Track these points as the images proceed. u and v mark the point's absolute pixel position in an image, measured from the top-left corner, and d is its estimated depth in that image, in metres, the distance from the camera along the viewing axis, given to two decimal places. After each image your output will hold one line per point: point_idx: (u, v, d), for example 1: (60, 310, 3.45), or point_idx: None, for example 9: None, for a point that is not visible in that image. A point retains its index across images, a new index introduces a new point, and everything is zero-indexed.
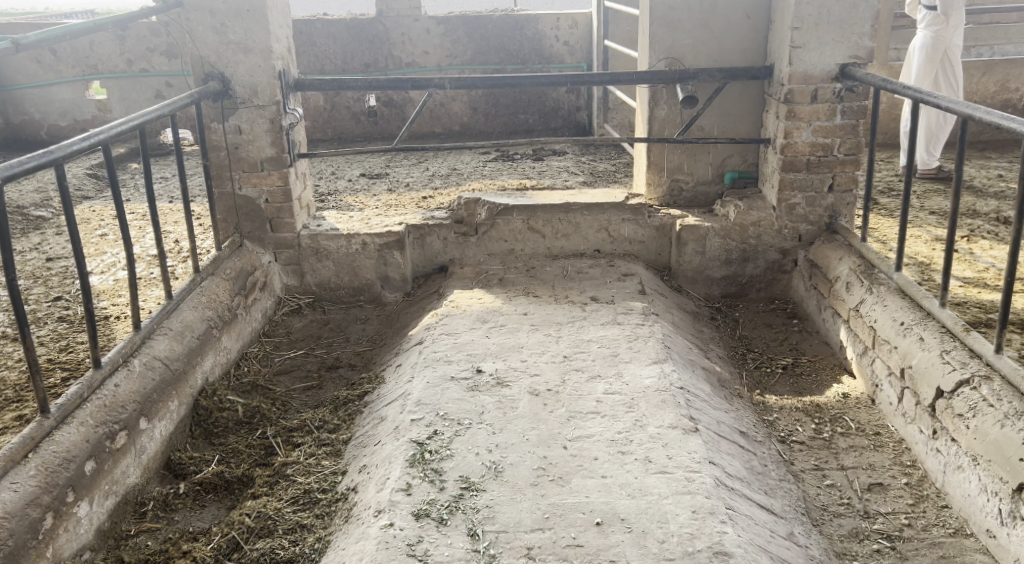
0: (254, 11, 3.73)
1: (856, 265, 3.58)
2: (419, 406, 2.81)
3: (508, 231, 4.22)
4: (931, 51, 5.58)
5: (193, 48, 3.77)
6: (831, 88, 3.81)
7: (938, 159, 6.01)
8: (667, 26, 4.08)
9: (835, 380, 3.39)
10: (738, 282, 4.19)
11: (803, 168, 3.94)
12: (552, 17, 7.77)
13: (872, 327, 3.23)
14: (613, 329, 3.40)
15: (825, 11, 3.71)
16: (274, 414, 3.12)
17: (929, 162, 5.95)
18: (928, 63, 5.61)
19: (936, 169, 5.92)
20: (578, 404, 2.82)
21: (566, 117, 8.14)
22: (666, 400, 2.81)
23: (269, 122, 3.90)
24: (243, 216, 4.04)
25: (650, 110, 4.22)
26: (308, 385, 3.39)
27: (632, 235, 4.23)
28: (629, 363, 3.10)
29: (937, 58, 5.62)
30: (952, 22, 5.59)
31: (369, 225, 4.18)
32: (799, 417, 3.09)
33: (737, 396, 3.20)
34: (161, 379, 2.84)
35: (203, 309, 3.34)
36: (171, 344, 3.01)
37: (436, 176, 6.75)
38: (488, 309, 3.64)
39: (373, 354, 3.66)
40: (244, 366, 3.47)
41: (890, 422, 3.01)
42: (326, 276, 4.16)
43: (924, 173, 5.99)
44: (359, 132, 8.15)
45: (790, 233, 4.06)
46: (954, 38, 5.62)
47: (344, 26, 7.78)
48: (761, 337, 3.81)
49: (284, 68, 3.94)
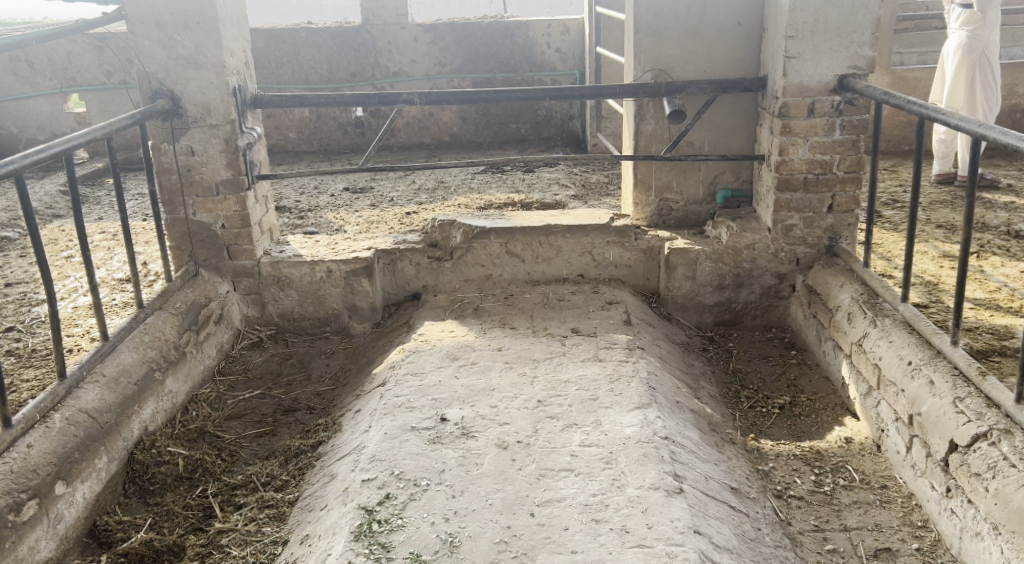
0: (204, 24, 3.45)
1: (858, 293, 3.29)
2: (373, 462, 2.53)
3: (485, 255, 3.93)
4: (971, 52, 5.28)
5: (139, 63, 3.49)
6: (829, 100, 3.53)
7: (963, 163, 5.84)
8: (653, 34, 3.80)
9: (837, 422, 3.09)
10: (732, 309, 3.89)
11: (800, 187, 3.65)
12: (544, 23, 7.48)
13: (877, 365, 2.94)
14: (593, 368, 3.10)
15: (822, 18, 3.43)
16: (218, 468, 2.85)
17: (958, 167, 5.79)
18: (965, 65, 5.32)
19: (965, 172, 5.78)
20: (550, 460, 2.52)
21: (559, 126, 7.85)
22: (648, 454, 2.51)
23: (223, 142, 3.62)
24: (198, 243, 3.77)
25: (635, 125, 3.94)
26: (259, 432, 3.11)
27: (618, 260, 3.94)
28: (609, 409, 2.79)
29: (976, 59, 5.31)
30: (989, 20, 5.28)
31: (336, 251, 3.89)
32: (797, 466, 2.80)
33: (729, 442, 2.91)
34: (86, 435, 2.56)
35: (144, 350, 3.06)
36: (102, 394, 2.73)
37: (422, 191, 6.46)
38: (459, 344, 3.34)
39: (334, 395, 3.37)
40: (192, 411, 3.20)
41: (898, 473, 2.72)
42: (289, 306, 3.88)
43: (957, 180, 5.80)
44: (345, 144, 7.87)
45: (787, 256, 3.77)
46: (992, 37, 5.31)
47: (329, 35, 7.52)
48: (756, 371, 3.52)
49: (240, 84, 3.66)
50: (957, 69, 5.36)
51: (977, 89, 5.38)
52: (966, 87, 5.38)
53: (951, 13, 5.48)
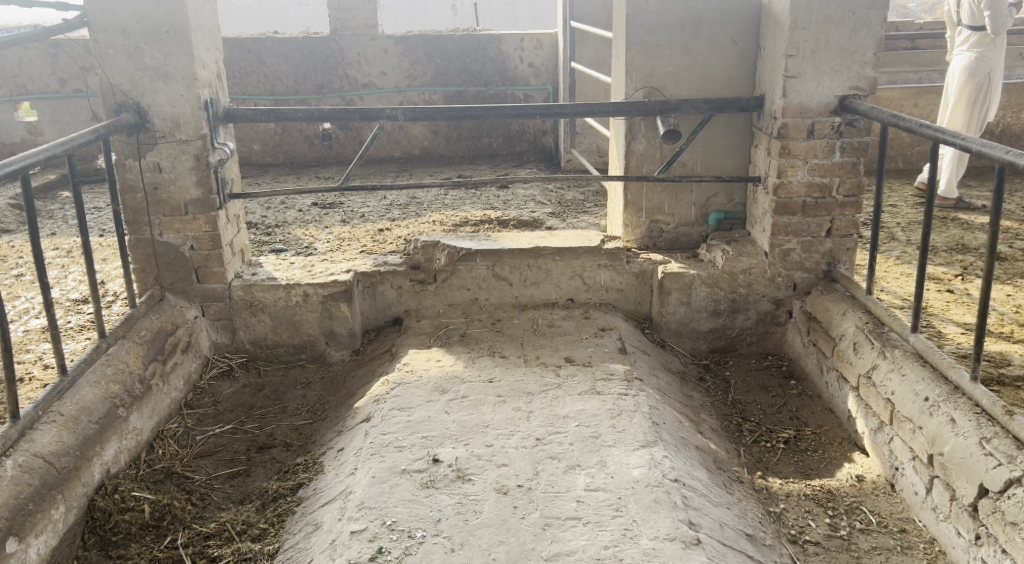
0: (174, 33, 3.23)
1: (862, 322, 3.16)
2: (362, 511, 2.33)
3: (471, 278, 3.74)
4: (976, 74, 5.29)
5: (102, 74, 3.26)
6: (829, 122, 3.42)
7: (955, 188, 5.73)
8: (645, 51, 3.66)
9: (846, 458, 2.97)
10: (726, 336, 3.75)
11: (799, 211, 3.53)
12: (516, 38, 7.33)
13: (889, 400, 2.81)
14: (592, 402, 2.92)
15: (824, 37, 3.32)
16: (189, 515, 2.63)
17: (946, 190, 5.70)
18: (971, 86, 5.32)
19: (952, 197, 5.68)
20: (554, 507, 2.34)
21: (531, 141, 7.69)
22: (659, 500, 2.35)
23: (193, 158, 3.39)
24: (164, 266, 3.53)
25: (627, 144, 3.78)
26: (233, 473, 2.90)
27: (609, 283, 3.77)
28: (614, 448, 2.62)
29: (981, 81, 5.33)
30: (998, 43, 5.29)
31: (313, 273, 3.68)
32: (810, 507, 2.66)
33: (737, 481, 2.75)
34: (42, 483, 2.34)
35: (106, 385, 2.83)
36: (59, 436, 2.50)
37: (394, 206, 6.23)
38: (448, 375, 3.14)
39: (313, 429, 3.16)
40: (159, 449, 2.98)
41: (916, 515, 2.60)
42: (262, 332, 3.65)
43: (942, 202, 5.74)
44: (313, 156, 7.63)
45: (784, 281, 3.64)
46: (998, 61, 5.32)
47: (296, 46, 7.29)
48: (756, 402, 3.38)
49: (211, 97, 3.44)
50: (963, 90, 5.35)
51: (976, 111, 5.41)
52: (967, 107, 5.38)
53: (956, 35, 5.50)
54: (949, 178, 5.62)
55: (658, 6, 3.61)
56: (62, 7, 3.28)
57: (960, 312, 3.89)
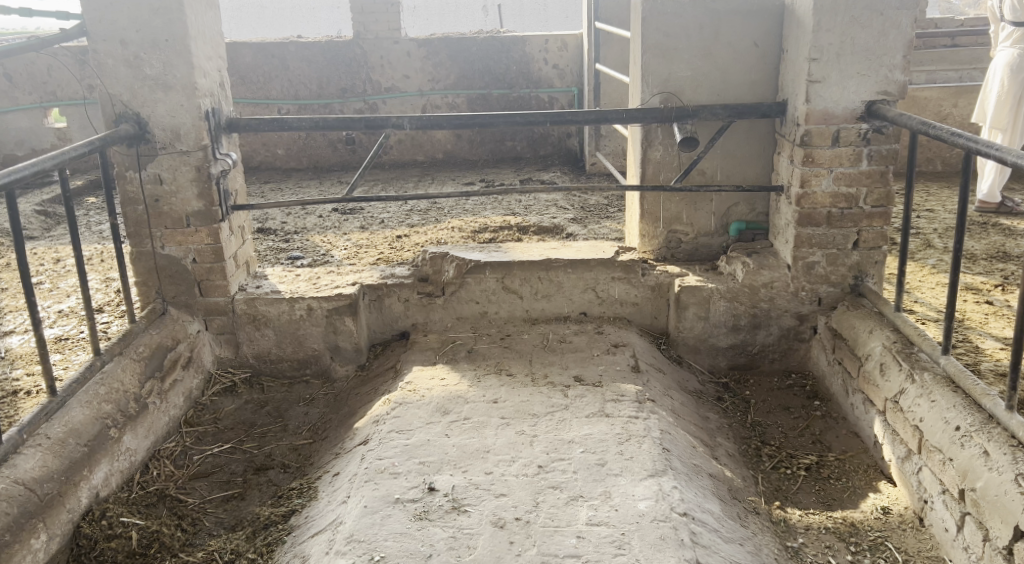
0: (173, 41, 3.14)
1: (889, 341, 2.98)
2: (350, 544, 2.22)
3: (480, 291, 3.61)
4: (1021, 71, 5.07)
5: (101, 84, 3.18)
6: (856, 128, 3.24)
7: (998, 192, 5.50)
8: (662, 55, 3.51)
9: (871, 488, 2.79)
10: (747, 352, 3.58)
11: (823, 221, 3.35)
12: (541, 39, 7.18)
13: (918, 427, 2.64)
14: (600, 426, 2.78)
15: (849, 39, 3.14)
16: (177, 543, 2.54)
17: (988, 195, 5.47)
18: (1014, 83, 5.09)
19: (993, 203, 5.46)
20: (553, 543, 2.21)
21: (556, 144, 7.54)
22: (666, 537, 2.21)
23: (194, 169, 3.31)
24: (166, 279, 3.45)
25: (643, 152, 3.63)
26: (228, 496, 2.81)
27: (624, 297, 3.63)
28: (620, 478, 2.48)
29: None
30: None
31: (318, 286, 3.58)
32: (831, 542, 2.50)
33: (753, 513, 2.60)
34: (21, 512, 2.26)
35: (97, 405, 2.75)
36: (44, 461, 2.42)
37: (414, 212, 6.13)
38: (451, 395, 3.02)
39: (313, 450, 3.06)
40: (154, 470, 2.90)
41: (947, 553, 2.43)
42: (266, 347, 3.56)
43: (983, 207, 5.51)
44: (336, 161, 7.56)
45: (808, 296, 3.47)
46: None
47: (319, 49, 7.22)
48: (777, 425, 3.21)
49: (213, 107, 3.36)
50: (1006, 87, 5.12)
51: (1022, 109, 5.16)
52: (1012, 105, 5.14)
53: (999, 31, 5.29)
54: (993, 185, 5.38)
55: (675, 7, 3.46)
56: (62, 16, 3.20)
57: (999, 325, 3.68)
